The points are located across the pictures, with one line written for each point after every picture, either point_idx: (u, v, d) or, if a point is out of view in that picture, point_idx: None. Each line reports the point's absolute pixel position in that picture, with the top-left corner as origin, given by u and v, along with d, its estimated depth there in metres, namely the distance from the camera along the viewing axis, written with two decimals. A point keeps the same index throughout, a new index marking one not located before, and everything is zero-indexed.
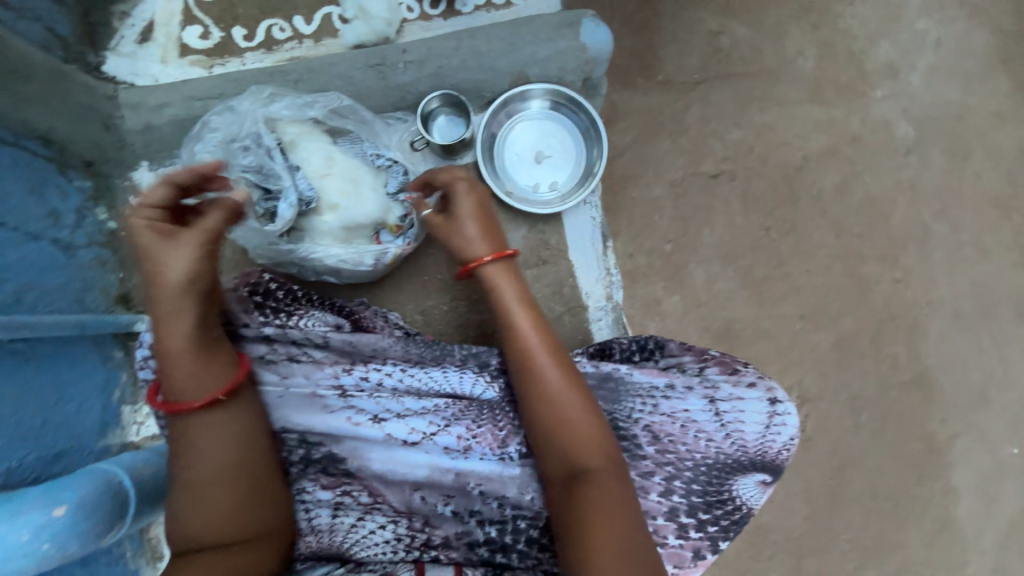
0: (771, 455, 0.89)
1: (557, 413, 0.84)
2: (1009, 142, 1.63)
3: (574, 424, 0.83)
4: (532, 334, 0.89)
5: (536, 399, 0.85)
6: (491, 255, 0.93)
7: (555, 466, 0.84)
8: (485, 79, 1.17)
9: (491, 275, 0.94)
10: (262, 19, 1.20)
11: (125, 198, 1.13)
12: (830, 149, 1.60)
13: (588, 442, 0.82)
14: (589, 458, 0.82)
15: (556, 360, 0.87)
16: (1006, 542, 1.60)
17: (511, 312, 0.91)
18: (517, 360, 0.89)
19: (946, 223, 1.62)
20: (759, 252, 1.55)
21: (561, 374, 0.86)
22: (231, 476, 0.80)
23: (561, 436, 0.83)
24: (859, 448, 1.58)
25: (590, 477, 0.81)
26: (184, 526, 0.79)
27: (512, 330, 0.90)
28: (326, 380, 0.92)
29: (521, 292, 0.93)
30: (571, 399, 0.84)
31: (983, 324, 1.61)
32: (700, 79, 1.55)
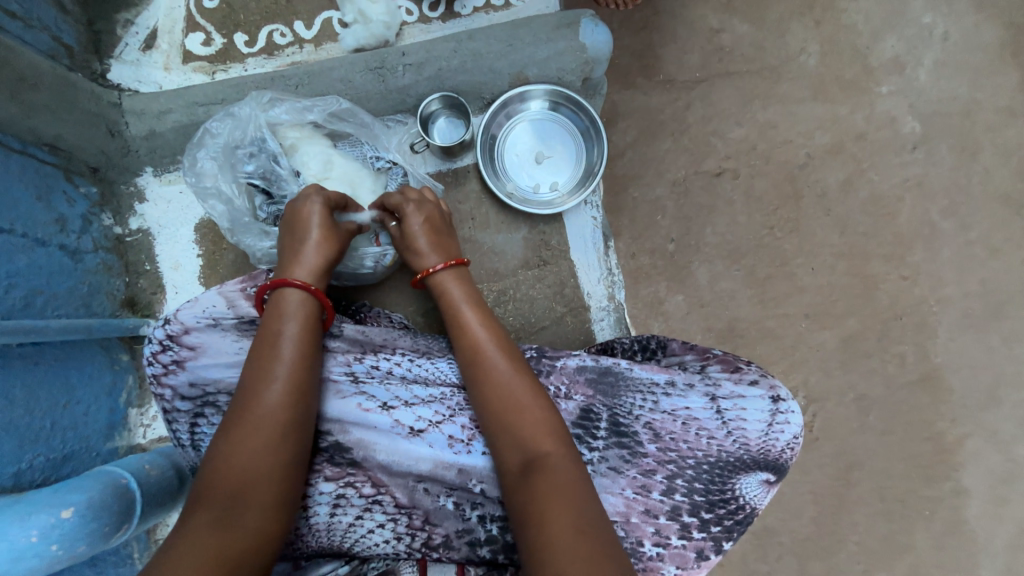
0: (774, 453, 0.88)
1: (501, 401, 0.85)
2: (1019, 138, 1.61)
3: (517, 408, 0.84)
4: (479, 328, 0.93)
5: (483, 389, 0.87)
6: (441, 264, 0.99)
7: (509, 457, 0.82)
8: (484, 81, 1.17)
9: (443, 282, 0.99)
10: (263, 24, 1.21)
11: (130, 203, 1.16)
12: (834, 146, 1.58)
13: (536, 426, 0.82)
14: (540, 442, 0.81)
15: (501, 350, 0.90)
16: (1018, 543, 1.58)
17: (461, 309, 0.95)
18: (463, 353, 0.92)
19: (954, 221, 1.60)
20: (762, 251, 1.54)
21: (505, 363, 0.88)
22: (280, 435, 0.80)
23: (510, 422, 0.83)
24: (865, 449, 1.57)
25: (542, 461, 0.79)
26: (224, 466, 0.77)
27: (460, 325, 0.94)
28: (340, 366, 0.95)
29: (470, 292, 0.98)
30: (516, 386, 0.86)
31: (993, 323, 1.59)
32: (701, 78, 1.54)
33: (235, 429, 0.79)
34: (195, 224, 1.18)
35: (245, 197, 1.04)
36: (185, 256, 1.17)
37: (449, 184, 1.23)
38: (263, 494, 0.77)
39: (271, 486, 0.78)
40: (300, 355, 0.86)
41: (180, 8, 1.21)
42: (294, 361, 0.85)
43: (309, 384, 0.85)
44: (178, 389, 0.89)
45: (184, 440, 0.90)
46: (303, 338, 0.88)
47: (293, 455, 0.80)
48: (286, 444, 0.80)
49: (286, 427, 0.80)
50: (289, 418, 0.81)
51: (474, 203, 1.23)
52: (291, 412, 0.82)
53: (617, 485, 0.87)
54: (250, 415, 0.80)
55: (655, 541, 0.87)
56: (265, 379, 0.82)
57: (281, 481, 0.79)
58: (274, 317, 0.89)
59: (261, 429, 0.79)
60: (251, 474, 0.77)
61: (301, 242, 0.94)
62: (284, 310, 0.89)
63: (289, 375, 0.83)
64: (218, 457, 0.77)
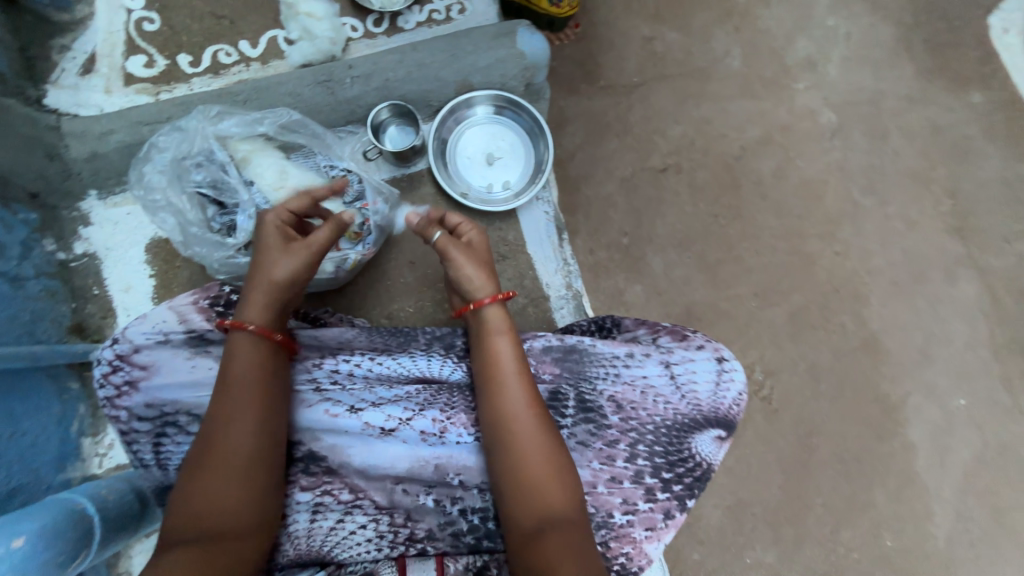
0: (724, 410, 0.95)
1: (532, 469, 0.83)
2: (921, 122, 1.77)
3: (560, 477, 0.84)
4: (520, 394, 0.87)
5: (512, 453, 0.85)
6: (490, 299, 0.94)
7: (523, 516, 0.82)
8: (431, 90, 1.22)
9: (497, 326, 0.94)
10: (208, 45, 1.22)
11: (74, 227, 1.14)
12: (764, 138, 1.72)
13: (559, 494, 0.83)
14: (563, 507, 0.82)
15: (537, 417, 0.86)
16: (965, 488, 1.64)
17: (503, 369, 0.89)
18: (496, 416, 0.87)
19: (874, 198, 1.74)
20: (710, 237, 1.64)
21: (542, 432, 0.86)
22: (245, 467, 0.80)
23: (534, 488, 0.83)
24: (821, 413, 1.65)
25: (561, 526, 0.80)
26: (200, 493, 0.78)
27: (498, 385, 0.88)
28: (304, 376, 0.96)
29: (517, 353, 0.91)
30: (553, 457, 0.84)
31: (916, 289, 1.71)
32: (638, 82, 1.66)
33: (202, 465, 0.79)
34: (146, 244, 1.16)
35: (197, 210, 1.05)
36: (135, 276, 1.15)
37: (405, 189, 1.28)
38: (236, 525, 0.78)
39: (245, 515, 0.79)
40: (260, 390, 0.84)
41: (120, 32, 1.21)
42: (257, 394, 0.84)
43: (268, 416, 0.84)
44: (134, 409, 0.86)
45: (148, 460, 0.87)
46: (261, 377, 0.85)
47: (262, 483, 0.81)
48: (251, 476, 0.80)
49: (250, 460, 0.81)
50: (254, 450, 0.81)
51: (430, 205, 1.28)
52: (259, 446, 0.82)
53: (585, 458, 0.92)
54: (214, 451, 0.80)
55: (624, 510, 0.92)
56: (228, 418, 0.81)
57: (256, 508, 0.80)
58: (250, 367, 0.85)
59: (225, 465, 0.79)
60: (216, 507, 0.77)
61: (282, 253, 0.90)
62: (252, 352, 0.86)
63: (252, 410, 0.82)
64: (188, 493, 0.78)
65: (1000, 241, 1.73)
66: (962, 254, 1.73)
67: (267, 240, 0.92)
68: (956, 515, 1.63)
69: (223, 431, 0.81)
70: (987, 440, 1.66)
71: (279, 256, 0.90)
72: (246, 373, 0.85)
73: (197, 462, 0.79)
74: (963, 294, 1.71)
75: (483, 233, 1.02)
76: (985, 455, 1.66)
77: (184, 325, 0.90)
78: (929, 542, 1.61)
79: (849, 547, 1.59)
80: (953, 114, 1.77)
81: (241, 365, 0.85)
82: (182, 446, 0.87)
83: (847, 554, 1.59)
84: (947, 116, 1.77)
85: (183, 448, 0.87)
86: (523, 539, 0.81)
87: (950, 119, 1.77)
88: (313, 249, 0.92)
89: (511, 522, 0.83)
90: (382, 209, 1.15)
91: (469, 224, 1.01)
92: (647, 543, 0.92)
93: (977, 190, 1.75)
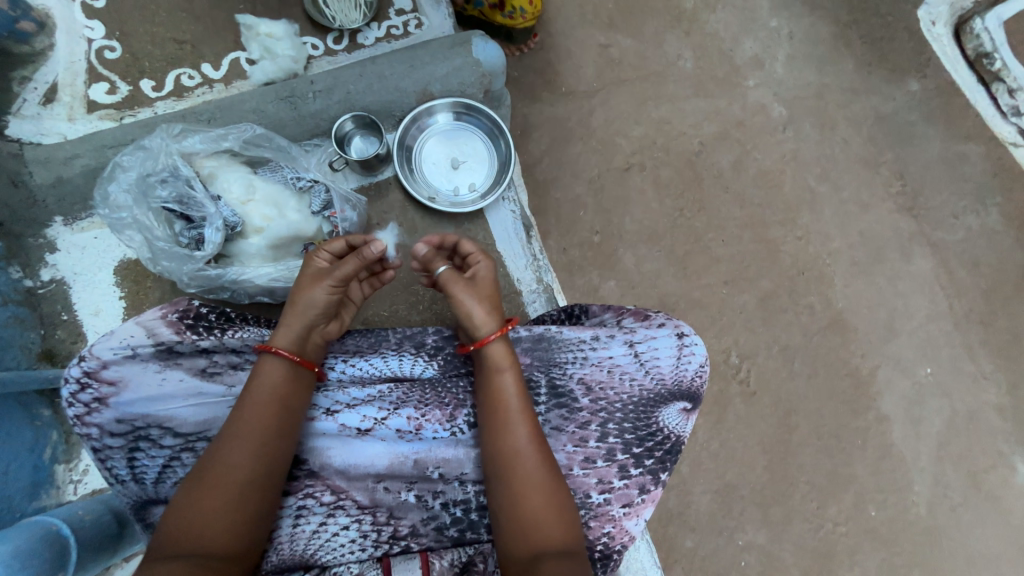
0: (686, 383, 1.00)
1: (530, 502, 0.84)
2: (866, 111, 1.83)
3: (557, 510, 0.85)
4: (524, 431, 0.88)
5: (512, 485, 0.85)
6: (497, 333, 0.92)
7: (518, 547, 0.83)
8: (392, 100, 1.27)
9: (502, 363, 0.91)
10: (170, 69, 1.25)
11: (40, 254, 1.14)
12: (721, 134, 1.75)
13: (555, 527, 0.83)
14: (559, 538, 0.83)
15: (537, 453, 0.87)
16: (941, 456, 1.66)
17: (507, 405, 0.89)
18: (499, 452, 0.87)
19: (828, 184, 1.77)
20: (677, 231, 1.66)
21: (544, 466, 0.86)
22: (243, 499, 0.80)
23: (531, 520, 0.84)
24: (797, 392, 1.64)
25: (557, 557, 0.80)
26: (198, 526, 0.78)
27: (503, 421, 0.89)
28: None
29: (519, 389, 0.91)
30: (553, 492, 0.85)
31: (878, 267, 1.74)
32: (598, 88, 1.71)
33: (200, 485, 0.80)
34: (115, 266, 1.18)
35: (164, 225, 1.08)
36: (105, 299, 1.16)
37: (373, 196, 1.32)
38: (225, 549, 0.78)
39: (235, 539, 0.79)
40: (269, 418, 0.85)
41: (81, 61, 1.23)
42: (264, 426, 0.84)
43: (273, 443, 0.84)
44: (105, 426, 0.86)
45: (123, 475, 0.86)
46: (274, 406, 0.86)
47: (255, 510, 0.81)
48: (247, 501, 0.81)
49: (248, 485, 0.81)
50: (253, 476, 0.82)
51: (399, 211, 1.32)
52: (258, 474, 0.82)
53: (560, 442, 0.97)
54: (215, 474, 0.80)
55: (601, 489, 0.96)
56: (236, 442, 0.82)
57: (253, 538, 0.81)
58: (267, 402, 0.86)
59: (222, 487, 0.79)
60: (208, 527, 0.78)
61: (307, 279, 0.94)
62: (274, 384, 0.87)
63: (258, 440, 0.83)
64: (183, 511, 0.78)
65: (950, 217, 1.79)
66: (915, 230, 1.77)
67: (309, 266, 0.95)
68: (936, 483, 1.64)
69: (227, 452, 0.82)
70: (956, 408, 1.69)
71: (316, 283, 0.92)
72: (262, 402, 0.86)
73: (195, 481, 0.80)
74: (919, 269, 1.75)
75: (490, 268, 0.98)
76: (956, 422, 1.68)
77: (150, 340, 0.89)
78: (911, 511, 1.62)
79: (835, 522, 1.59)
80: (893, 101, 1.84)
81: (257, 396, 0.86)
82: (158, 460, 0.87)
83: (835, 529, 1.59)
84: (888, 104, 1.83)
85: (158, 461, 0.87)
86: (516, 570, 0.81)
87: (891, 107, 1.83)
88: (343, 278, 0.93)
89: (506, 550, 0.84)
90: (349, 216, 1.17)
91: (479, 257, 0.98)
92: (626, 519, 0.97)
93: (922, 171, 1.80)
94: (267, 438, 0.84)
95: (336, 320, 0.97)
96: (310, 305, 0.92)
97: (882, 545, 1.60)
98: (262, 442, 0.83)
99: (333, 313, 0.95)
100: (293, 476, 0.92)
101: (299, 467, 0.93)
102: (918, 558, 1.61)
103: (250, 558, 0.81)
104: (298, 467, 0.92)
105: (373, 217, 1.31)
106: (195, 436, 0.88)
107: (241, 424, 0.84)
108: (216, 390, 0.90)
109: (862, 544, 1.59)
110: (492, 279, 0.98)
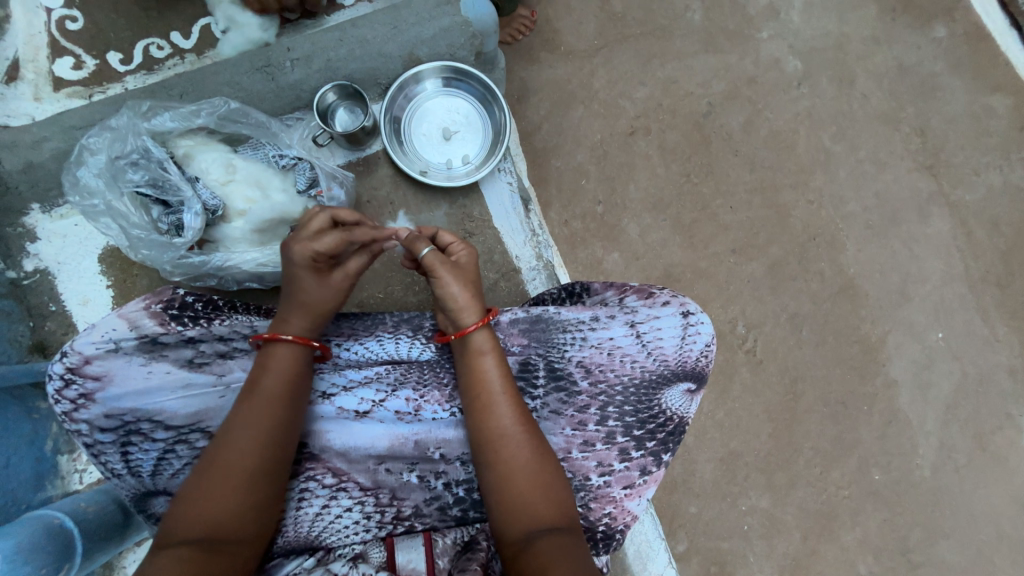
0: (690, 364, 0.97)
1: (520, 483, 0.82)
2: (888, 62, 1.69)
3: (548, 490, 0.83)
4: (508, 414, 0.85)
5: (500, 468, 0.84)
6: (475, 323, 0.89)
7: (510, 529, 0.81)
8: (377, 67, 1.19)
9: (481, 345, 0.89)
10: (137, 39, 1.16)
11: (21, 244, 1.11)
12: (730, 92, 1.64)
13: (547, 506, 0.82)
14: (552, 518, 0.81)
15: (521, 436, 0.85)
16: (948, 420, 1.63)
17: (489, 387, 0.87)
18: (484, 436, 0.85)
19: (845, 143, 1.67)
20: (684, 199, 1.58)
21: (531, 447, 0.84)
22: (240, 482, 0.78)
23: (521, 501, 0.82)
24: (806, 361, 1.60)
25: (550, 538, 0.78)
26: (193, 511, 0.76)
27: (486, 402, 0.86)
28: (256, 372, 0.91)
29: (503, 372, 0.88)
30: (543, 472, 0.84)
31: (893, 230, 1.66)
32: (599, 45, 1.59)
33: (205, 468, 0.78)
34: (98, 254, 1.14)
35: (141, 211, 1.04)
36: (92, 288, 1.14)
37: (361, 173, 1.26)
38: (232, 533, 0.76)
39: (243, 523, 0.77)
40: (267, 402, 0.82)
41: (41, 34, 1.15)
42: (265, 408, 0.82)
43: (273, 425, 0.82)
44: (94, 422, 0.85)
45: (119, 468, 0.85)
46: (277, 390, 0.84)
47: (264, 493, 0.80)
48: (254, 485, 0.79)
49: (256, 469, 0.79)
50: (260, 459, 0.80)
51: (390, 187, 1.27)
52: (258, 457, 0.80)
53: (558, 425, 0.95)
54: (217, 458, 0.79)
55: (601, 472, 0.95)
56: (238, 425, 0.80)
57: (253, 521, 0.79)
58: (258, 385, 0.83)
59: (229, 470, 0.77)
60: (215, 511, 0.76)
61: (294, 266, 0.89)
62: (262, 366, 0.85)
63: (259, 424, 0.81)
64: (186, 495, 0.77)
65: (972, 174, 1.69)
66: (935, 190, 1.68)
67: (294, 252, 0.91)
68: (942, 447, 1.63)
69: (231, 436, 0.80)
70: (967, 372, 1.65)
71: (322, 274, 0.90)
72: (254, 386, 0.83)
73: (204, 465, 0.79)
74: (936, 231, 1.67)
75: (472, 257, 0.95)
76: (965, 386, 1.65)
77: (126, 333, 0.86)
78: (915, 473, 1.61)
79: (838, 485, 1.59)
80: (918, 50, 1.70)
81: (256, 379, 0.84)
82: (152, 453, 0.86)
83: (838, 492, 1.58)
84: (912, 53, 1.70)
85: (152, 455, 0.86)
86: (509, 552, 0.79)
87: (915, 57, 1.70)
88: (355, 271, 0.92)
89: (499, 532, 0.82)
90: (336, 194, 1.12)
91: (459, 245, 0.95)
92: (627, 500, 0.96)
93: (945, 126, 1.69)
94: (260, 423, 0.81)
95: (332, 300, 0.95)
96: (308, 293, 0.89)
97: (885, 508, 1.60)
98: (254, 428, 0.80)
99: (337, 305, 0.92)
100: (295, 459, 0.91)
101: (300, 450, 0.91)
102: (921, 518, 1.61)
103: (259, 541, 0.80)
104: (300, 450, 0.91)
105: (363, 193, 1.25)
106: (188, 427, 0.87)
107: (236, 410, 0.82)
108: (206, 380, 0.88)
109: (865, 506, 1.59)
110: (472, 268, 0.94)
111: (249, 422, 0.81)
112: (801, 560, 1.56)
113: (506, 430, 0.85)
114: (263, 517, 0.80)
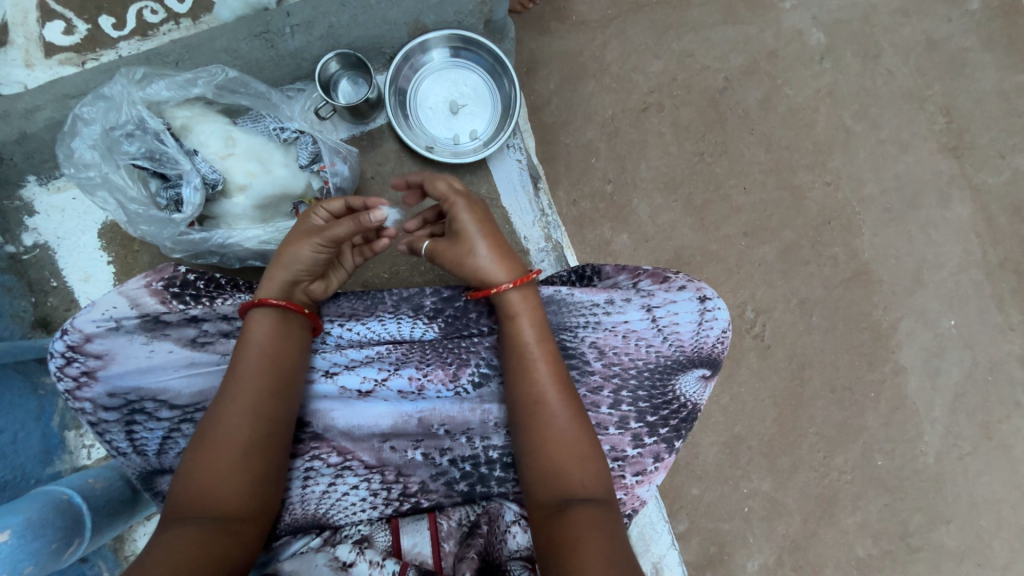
0: (706, 350, 0.95)
1: (553, 444, 0.82)
2: (916, 36, 1.60)
3: (582, 459, 0.81)
4: (543, 377, 0.84)
5: (531, 431, 0.83)
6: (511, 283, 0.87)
7: (541, 491, 0.81)
8: (382, 35, 1.14)
9: (510, 307, 0.87)
10: (130, 3, 1.11)
11: (19, 218, 1.10)
12: (749, 67, 1.56)
13: (580, 474, 0.80)
14: (585, 487, 0.80)
15: (558, 399, 0.83)
16: (955, 407, 1.62)
17: (520, 347, 0.85)
18: (515, 398, 0.85)
19: (866, 122, 1.60)
20: (697, 178, 1.53)
21: (561, 410, 0.83)
22: (243, 457, 0.78)
23: (553, 465, 0.81)
24: (815, 346, 1.57)
25: (586, 508, 0.77)
26: (195, 492, 0.75)
27: (519, 363, 0.85)
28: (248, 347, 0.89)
29: (538, 334, 0.86)
30: (576, 439, 0.82)
31: (912, 214, 1.60)
32: (613, 15, 1.51)
33: (204, 448, 0.78)
34: (99, 229, 1.13)
35: (139, 185, 1.01)
36: (92, 264, 1.12)
37: (365, 148, 1.22)
38: (241, 512, 0.76)
39: (249, 502, 0.77)
40: (261, 379, 0.81)
41: None
42: (267, 390, 0.81)
43: (272, 405, 0.81)
44: (97, 401, 0.84)
45: (124, 447, 0.85)
46: (266, 367, 0.82)
47: (259, 474, 0.79)
48: (248, 467, 0.78)
49: (249, 448, 0.78)
50: (256, 440, 0.79)
51: (394, 161, 1.23)
52: (258, 434, 0.79)
53: None
54: (212, 438, 0.78)
55: (613, 457, 0.94)
56: (232, 408, 0.79)
57: (258, 497, 0.78)
58: (252, 370, 0.81)
59: (225, 449, 0.77)
60: (218, 493, 0.76)
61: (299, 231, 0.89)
62: (252, 347, 0.83)
63: (252, 407, 0.79)
64: (186, 475, 0.76)
65: (996, 157, 1.62)
66: (957, 172, 1.61)
67: (306, 224, 0.90)
68: (947, 434, 1.61)
69: (225, 416, 0.79)
70: (978, 360, 1.62)
71: (305, 239, 0.86)
72: (244, 371, 0.81)
73: (195, 445, 0.78)
74: (956, 216, 1.61)
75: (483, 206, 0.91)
76: (975, 374, 1.62)
77: (122, 311, 0.85)
78: (918, 459, 1.61)
79: (841, 470, 1.58)
80: (949, 23, 1.61)
81: (248, 354, 0.83)
82: (154, 432, 0.85)
83: (840, 477, 1.58)
84: (943, 26, 1.61)
85: (156, 434, 0.85)
86: (541, 514, 0.80)
87: (945, 30, 1.61)
88: (336, 240, 0.86)
89: (532, 497, 0.82)
90: (339, 169, 1.07)
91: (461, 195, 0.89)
92: (638, 487, 0.95)
93: (971, 106, 1.61)
94: (269, 408, 0.81)
95: (322, 280, 0.92)
96: (297, 261, 0.87)
97: (886, 493, 1.60)
98: (258, 411, 0.80)
99: (320, 271, 0.90)
100: (298, 438, 0.91)
101: (302, 429, 0.91)
102: (921, 503, 1.61)
103: (267, 519, 0.80)
104: (302, 429, 0.91)
105: (367, 169, 1.22)
106: (191, 407, 0.86)
107: (242, 389, 0.80)
108: (206, 359, 0.86)
109: (867, 491, 1.59)
110: (488, 215, 0.91)
111: (252, 406, 0.80)
112: (800, 542, 1.57)
113: (537, 398, 0.83)
114: (270, 491, 0.80)
